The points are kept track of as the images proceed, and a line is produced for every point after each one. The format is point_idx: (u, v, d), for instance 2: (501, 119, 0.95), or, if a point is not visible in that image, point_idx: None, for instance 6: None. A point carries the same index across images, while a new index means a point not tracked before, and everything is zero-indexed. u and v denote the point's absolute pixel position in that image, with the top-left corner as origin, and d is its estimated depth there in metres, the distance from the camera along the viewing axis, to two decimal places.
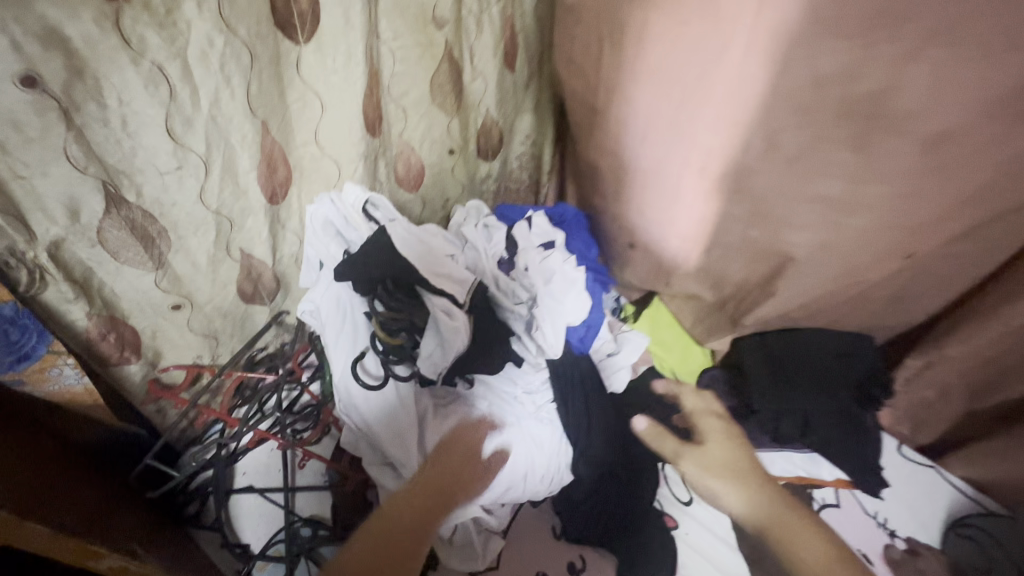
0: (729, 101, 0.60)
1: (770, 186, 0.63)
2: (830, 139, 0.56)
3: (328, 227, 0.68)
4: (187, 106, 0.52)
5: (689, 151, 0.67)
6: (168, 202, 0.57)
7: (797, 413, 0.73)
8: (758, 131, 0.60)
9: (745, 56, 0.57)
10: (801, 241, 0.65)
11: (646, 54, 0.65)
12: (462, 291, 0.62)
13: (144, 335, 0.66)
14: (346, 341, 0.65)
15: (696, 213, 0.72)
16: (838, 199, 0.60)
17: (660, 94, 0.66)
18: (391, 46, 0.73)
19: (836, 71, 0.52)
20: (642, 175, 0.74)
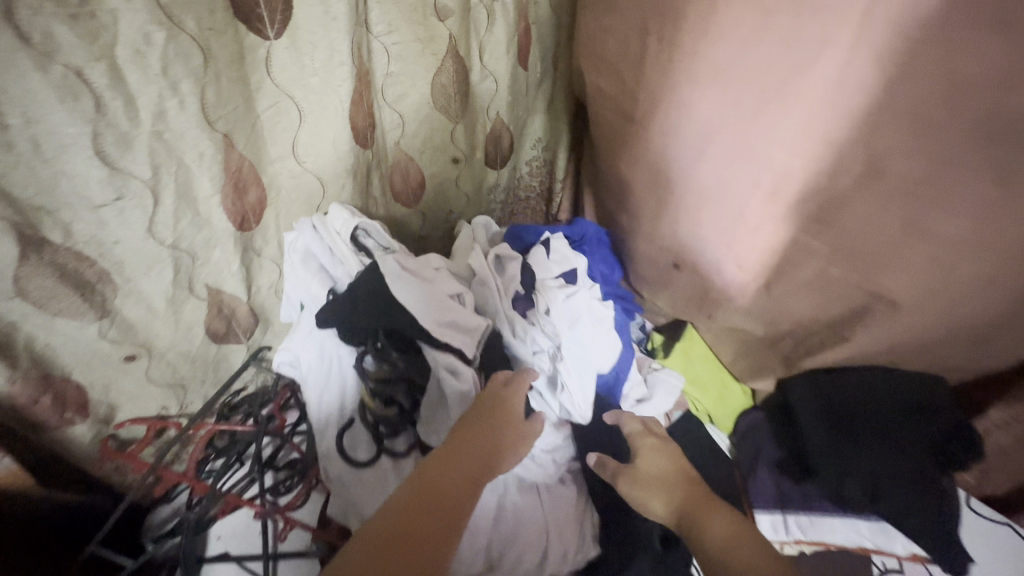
0: (823, 112, 0.49)
1: (865, 224, 0.50)
2: (960, 164, 0.43)
3: (309, 261, 0.57)
4: (120, 121, 0.41)
5: (759, 170, 0.56)
6: (109, 240, 0.46)
7: (863, 474, 0.61)
8: (858, 150, 0.48)
9: (853, 57, 0.45)
10: (895, 291, 0.52)
11: (723, 52, 0.54)
12: (472, 346, 0.52)
13: (94, 391, 0.55)
14: (331, 401, 0.55)
15: (759, 244, 0.60)
16: (960, 243, 0.46)
17: (733, 99, 0.55)
18: (385, 42, 0.62)
19: (981, 75, 0.40)
20: (695, 198, 0.62)
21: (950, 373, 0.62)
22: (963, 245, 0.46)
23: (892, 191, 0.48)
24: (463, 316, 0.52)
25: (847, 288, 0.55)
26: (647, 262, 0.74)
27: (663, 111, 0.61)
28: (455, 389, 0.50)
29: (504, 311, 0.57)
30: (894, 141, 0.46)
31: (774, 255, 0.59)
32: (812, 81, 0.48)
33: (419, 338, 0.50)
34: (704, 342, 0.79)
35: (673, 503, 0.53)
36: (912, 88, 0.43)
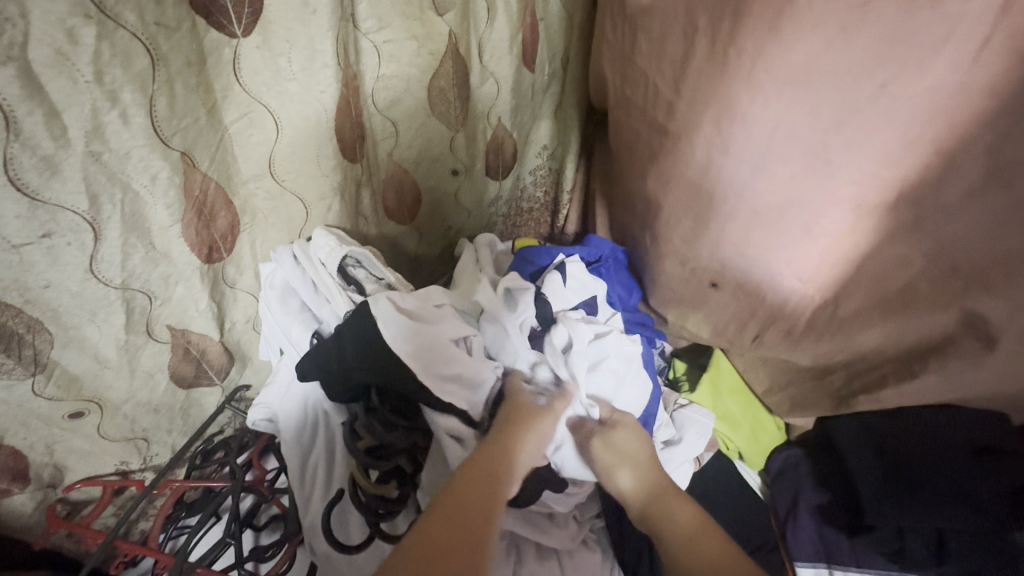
0: (938, 113, 0.41)
1: (972, 239, 0.43)
2: None
3: (289, 298, 0.49)
4: (42, 140, 0.33)
5: (833, 184, 0.48)
6: (37, 284, 0.37)
7: (927, 530, 0.55)
8: (975, 155, 0.40)
9: (982, 53, 0.38)
10: (989, 319, 0.45)
11: (795, 49, 0.45)
12: (478, 406, 0.45)
13: (33, 454, 0.47)
14: (317, 466, 0.47)
15: (825, 260, 0.51)
16: None
17: (815, 97, 0.46)
18: (375, 40, 0.53)
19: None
20: (747, 214, 0.54)
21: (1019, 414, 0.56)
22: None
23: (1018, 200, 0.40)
24: (470, 368, 0.44)
25: (928, 315, 0.48)
26: (671, 286, 0.66)
27: (705, 118, 0.53)
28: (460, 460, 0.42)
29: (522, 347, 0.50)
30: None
31: (839, 276, 0.51)
32: (922, 79, 0.41)
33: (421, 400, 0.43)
34: (731, 369, 0.71)
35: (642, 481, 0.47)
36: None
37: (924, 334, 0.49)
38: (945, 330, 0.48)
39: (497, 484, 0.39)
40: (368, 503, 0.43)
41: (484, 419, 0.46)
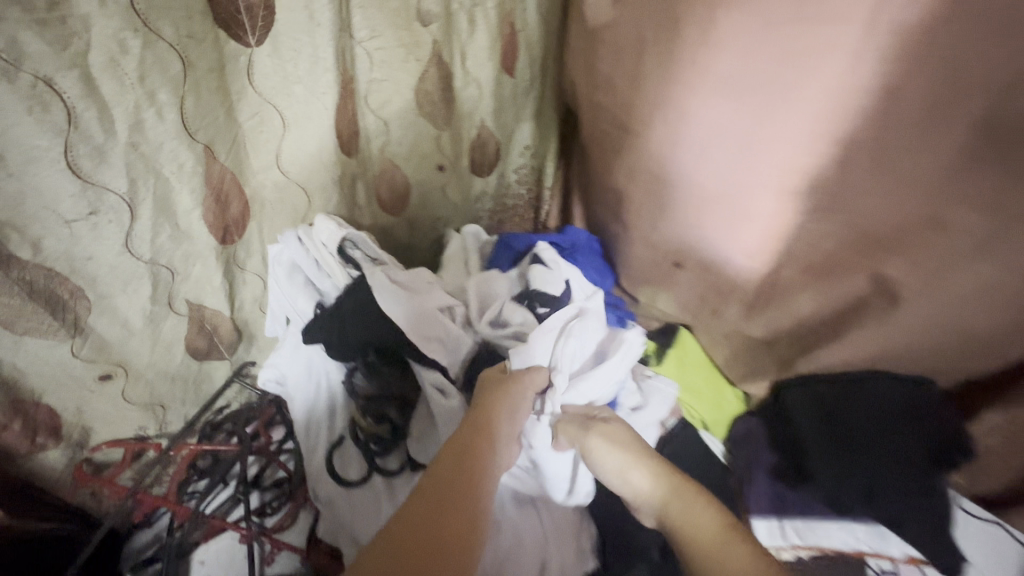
0: (839, 111, 0.48)
1: (876, 214, 0.50)
2: (958, 160, 0.44)
3: (295, 274, 0.55)
4: (94, 131, 0.39)
5: (761, 172, 0.55)
6: (82, 256, 0.44)
7: (859, 478, 0.61)
8: (869, 145, 0.48)
9: (860, 60, 0.45)
10: (898, 279, 0.52)
11: (724, 56, 0.52)
12: (456, 363, 0.51)
13: (66, 414, 0.52)
14: (321, 418, 0.53)
15: (766, 236, 0.58)
16: (969, 236, 0.47)
17: (742, 100, 0.53)
18: (368, 47, 0.60)
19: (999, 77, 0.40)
20: (697, 199, 0.62)
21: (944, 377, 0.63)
22: (984, 241, 0.46)
23: (908, 181, 0.47)
24: (452, 332, 0.51)
25: (848, 279, 0.55)
26: (644, 262, 0.72)
27: (659, 118, 0.60)
28: (444, 408, 0.48)
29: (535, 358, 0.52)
30: (905, 137, 0.46)
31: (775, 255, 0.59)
32: (820, 83, 0.48)
33: (406, 351, 0.49)
34: (698, 346, 0.79)
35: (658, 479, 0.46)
36: (925, 83, 0.43)
37: (846, 297, 0.57)
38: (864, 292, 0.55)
39: (480, 455, 0.43)
40: (365, 442, 0.51)
41: (460, 377, 0.52)
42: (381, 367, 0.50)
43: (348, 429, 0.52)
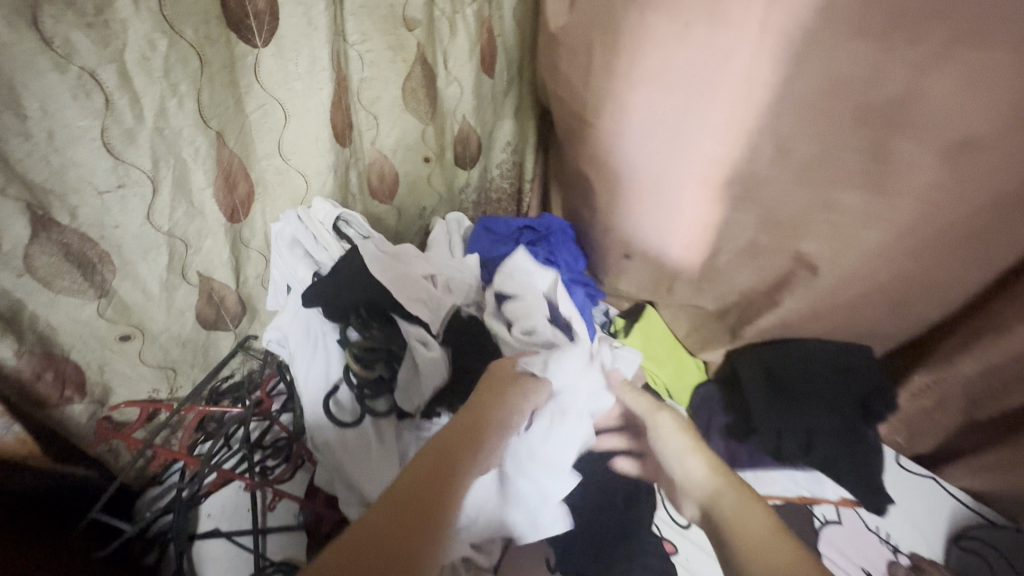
0: (747, 104, 0.56)
1: (782, 197, 0.59)
2: (844, 146, 0.53)
3: (295, 248, 0.62)
4: (126, 116, 0.47)
5: (691, 162, 0.62)
6: (111, 225, 0.51)
7: (799, 429, 0.69)
8: (770, 135, 0.56)
9: (757, 61, 0.53)
10: (813, 254, 0.60)
11: (654, 55, 0.59)
12: (435, 322, 0.58)
13: (90, 371, 0.59)
14: (318, 371, 0.60)
15: (699, 220, 0.66)
16: (855, 210, 0.55)
17: (663, 100, 0.60)
18: (360, 50, 0.68)
19: (855, 74, 0.49)
20: (637, 189, 0.68)
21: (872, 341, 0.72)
22: (871, 213, 0.55)
23: (804, 166, 0.56)
24: (432, 296, 0.60)
25: (774, 256, 0.63)
26: (609, 249, 0.78)
27: (609, 111, 0.64)
28: (425, 356, 0.55)
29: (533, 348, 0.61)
30: (799, 127, 0.54)
31: (709, 240, 0.67)
32: (727, 82, 0.56)
33: (392, 309, 0.57)
34: (660, 320, 0.86)
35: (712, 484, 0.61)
36: (809, 78, 0.52)
37: (776, 271, 0.65)
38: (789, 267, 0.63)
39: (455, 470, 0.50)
40: (358, 388, 0.57)
41: (440, 333, 0.59)
42: (370, 324, 0.58)
43: (342, 377, 0.59)
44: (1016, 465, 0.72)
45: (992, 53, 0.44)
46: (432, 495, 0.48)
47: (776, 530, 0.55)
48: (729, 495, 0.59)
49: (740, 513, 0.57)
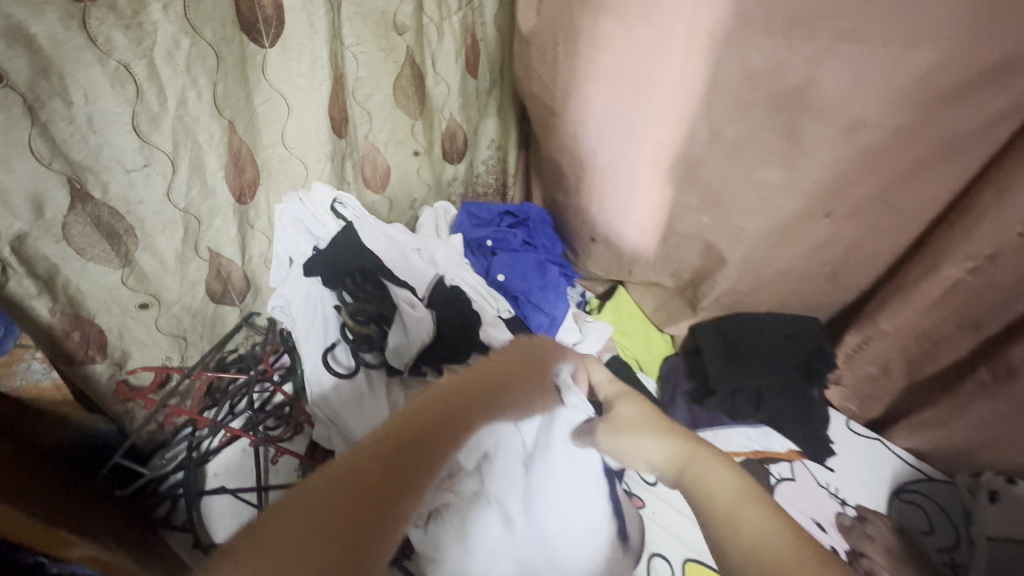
0: (684, 94, 0.65)
1: (719, 174, 0.69)
2: (765, 128, 0.63)
3: (297, 224, 0.70)
4: (153, 105, 0.54)
5: (641, 147, 0.71)
6: (136, 200, 0.58)
7: (750, 390, 0.76)
8: (704, 122, 0.66)
9: (689, 59, 0.62)
10: (747, 227, 0.73)
11: (609, 55, 0.66)
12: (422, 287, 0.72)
13: (112, 335, 0.65)
14: (317, 334, 0.67)
15: (653, 202, 0.77)
16: (776, 184, 0.67)
17: (614, 98, 0.69)
18: (354, 52, 0.76)
19: (767, 67, 0.58)
20: (598, 173, 0.78)
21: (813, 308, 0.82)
22: (788, 187, 0.66)
23: (733, 148, 0.66)
24: (418, 268, 0.73)
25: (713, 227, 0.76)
26: (579, 233, 0.90)
27: (574, 107, 0.73)
28: (411, 315, 0.63)
29: (552, 343, 0.70)
30: (727, 113, 0.63)
31: (663, 219, 0.79)
32: (666, 76, 0.64)
33: (381, 274, 0.67)
34: (631, 300, 0.93)
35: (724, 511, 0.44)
36: (730, 72, 0.60)
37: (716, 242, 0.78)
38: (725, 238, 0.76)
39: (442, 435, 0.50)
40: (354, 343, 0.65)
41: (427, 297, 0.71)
42: (362, 288, 0.66)
43: (340, 337, 0.66)
44: (945, 423, 0.80)
45: (868, 47, 0.53)
46: (421, 450, 0.47)
47: (746, 487, 0.47)
48: (693, 462, 0.50)
49: (702, 476, 0.48)
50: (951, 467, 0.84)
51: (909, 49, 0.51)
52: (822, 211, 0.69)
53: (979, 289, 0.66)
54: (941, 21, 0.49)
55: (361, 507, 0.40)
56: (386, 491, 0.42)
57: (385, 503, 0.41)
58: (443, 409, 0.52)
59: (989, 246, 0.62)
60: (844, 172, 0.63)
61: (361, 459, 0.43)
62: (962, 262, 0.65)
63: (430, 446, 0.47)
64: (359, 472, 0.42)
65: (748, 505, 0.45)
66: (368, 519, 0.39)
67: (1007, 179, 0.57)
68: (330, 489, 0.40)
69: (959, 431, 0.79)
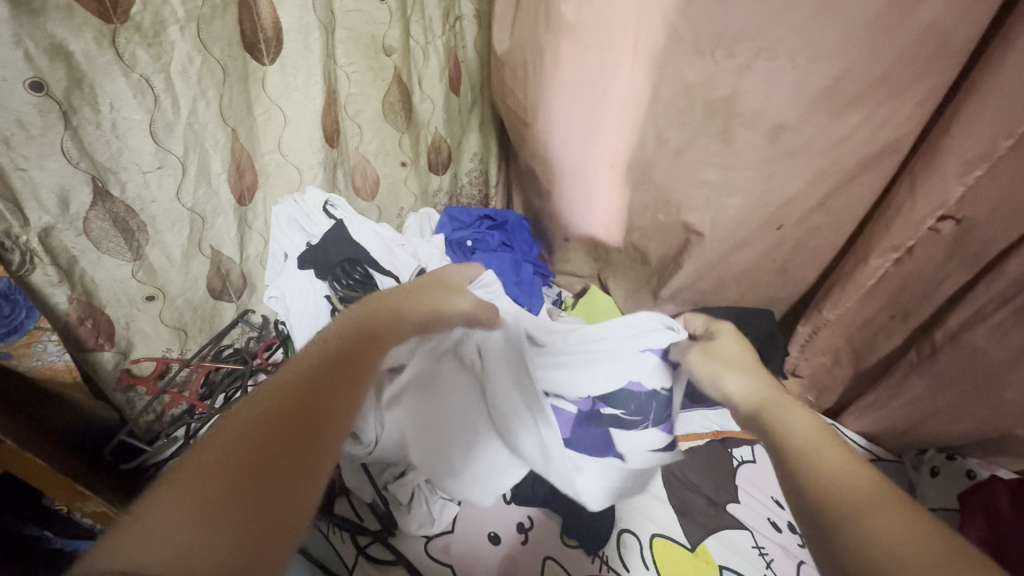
0: (634, 104, 0.74)
1: (670, 176, 0.79)
2: (704, 135, 0.72)
3: (292, 223, 0.82)
4: (169, 113, 0.61)
5: (601, 152, 0.80)
6: (149, 198, 0.65)
7: None
8: (654, 129, 0.74)
9: (637, 73, 0.70)
10: (698, 226, 0.82)
11: (570, 73, 0.74)
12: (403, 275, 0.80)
13: (119, 325, 0.71)
14: (309, 319, 0.74)
15: (614, 202, 0.86)
16: (718, 184, 0.76)
17: (575, 109, 0.77)
18: (347, 71, 0.83)
19: (701, 81, 0.67)
20: (567, 177, 0.85)
21: (758, 297, 0.93)
22: (728, 186, 0.75)
23: (679, 152, 0.75)
24: (403, 262, 0.82)
25: (672, 226, 0.85)
26: (555, 233, 0.98)
27: (542, 118, 0.81)
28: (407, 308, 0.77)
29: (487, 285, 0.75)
30: (673, 120, 0.72)
31: (623, 218, 0.88)
32: (618, 88, 0.73)
33: (368, 264, 0.77)
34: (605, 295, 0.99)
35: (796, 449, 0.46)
36: (671, 85, 0.69)
37: (675, 240, 0.87)
38: (685, 235, 0.85)
39: (364, 353, 0.51)
40: None
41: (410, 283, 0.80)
42: (352, 277, 0.75)
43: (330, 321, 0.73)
44: (888, 405, 0.86)
45: (784, 64, 0.61)
46: (342, 367, 0.48)
47: (825, 434, 0.47)
48: (778, 409, 0.53)
49: (785, 418, 0.51)
50: (896, 447, 0.91)
51: (815, 64, 0.60)
52: (763, 209, 0.77)
53: (902, 277, 0.75)
54: (841, 40, 0.58)
55: (297, 442, 0.40)
56: (318, 425, 0.42)
57: (319, 422, 0.42)
58: (347, 341, 0.52)
59: (907, 238, 0.70)
60: (778, 172, 0.72)
61: (285, 385, 0.44)
62: (887, 255, 0.74)
63: (347, 377, 0.47)
64: (282, 398, 0.42)
65: (826, 446, 0.46)
66: (301, 444, 0.40)
67: (916, 178, 0.65)
68: (263, 415, 0.41)
69: (897, 412, 0.86)
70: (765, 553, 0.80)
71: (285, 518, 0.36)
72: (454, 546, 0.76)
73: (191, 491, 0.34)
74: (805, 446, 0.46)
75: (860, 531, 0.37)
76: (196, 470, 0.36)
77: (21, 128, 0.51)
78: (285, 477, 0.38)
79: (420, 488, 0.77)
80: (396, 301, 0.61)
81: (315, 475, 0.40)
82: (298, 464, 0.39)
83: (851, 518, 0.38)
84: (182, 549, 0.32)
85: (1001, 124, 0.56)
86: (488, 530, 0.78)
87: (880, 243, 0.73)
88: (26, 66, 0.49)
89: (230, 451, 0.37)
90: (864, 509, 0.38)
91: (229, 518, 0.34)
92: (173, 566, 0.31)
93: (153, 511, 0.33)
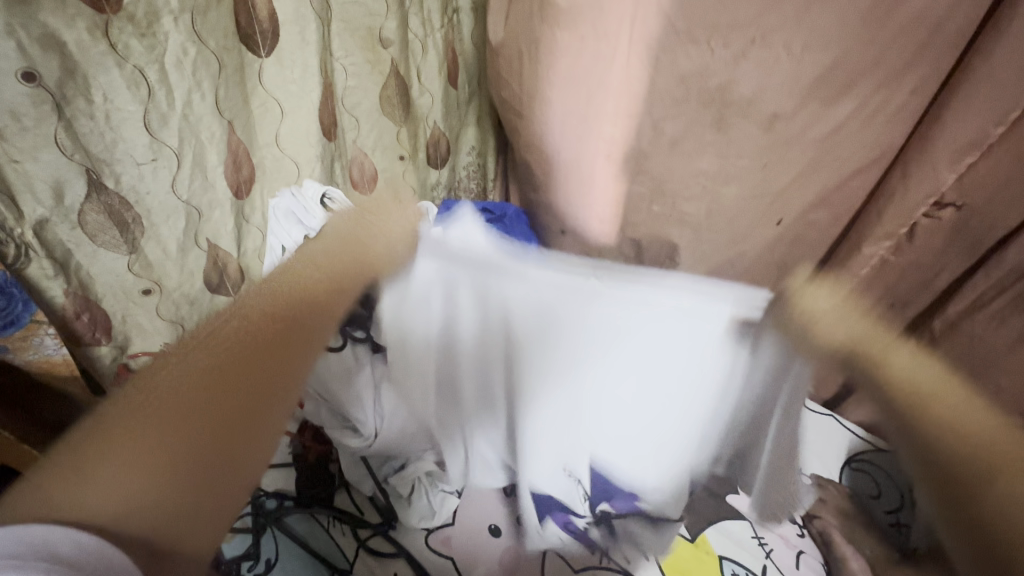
0: (629, 93, 0.67)
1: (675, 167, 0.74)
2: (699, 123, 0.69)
3: (289, 216, 0.79)
4: (163, 104, 0.60)
5: (598, 143, 0.72)
6: (144, 191, 0.64)
7: None
8: None
9: (632, 53, 0.64)
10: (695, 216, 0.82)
11: (564, 61, 0.67)
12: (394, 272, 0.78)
13: (116, 319, 0.71)
14: None
15: (614, 197, 0.78)
16: (713, 172, 0.74)
17: (569, 101, 0.70)
18: (344, 63, 0.83)
19: (693, 69, 0.64)
20: (566, 172, 0.78)
21: None
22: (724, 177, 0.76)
23: (680, 141, 0.71)
24: None
25: None
26: (551, 226, 0.90)
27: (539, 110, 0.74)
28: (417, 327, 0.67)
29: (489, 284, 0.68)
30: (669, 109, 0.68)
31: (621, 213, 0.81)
32: (611, 74, 0.66)
33: None
34: None
35: (909, 401, 0.61)
36: None
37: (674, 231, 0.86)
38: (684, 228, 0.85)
39: (299, 331, 0.58)
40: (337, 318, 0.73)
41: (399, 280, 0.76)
42: None
43: None
44: None
45: (776, 53, 0.61)
46: (279, 343, 0.56)
47: (938, 377, 0.64)
48: (867, 343, 0.68)
49: (887, 357, 0.66)
50: None
51: (805, 53, 0.60)
52: (760, 199, 0.78)
53: None
54: (831, 28, 0.58)
55: (240, 409, 0.51)
56: (263, 394, 0.53)
57: (261, 390, 0.53)
58: (262, 323, 0.57)
59: (903, 223, 0.73)
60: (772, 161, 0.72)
61: (232, 355, 0.54)
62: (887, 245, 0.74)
63: (277, 358, 0.55)
64: (234, 364, 0.53)
65: (944, 389, 0.61)
66: (245, 412, 0.51)
67: None
68: (212, 383, 0.51)
69: None
70: (764, 543, 0.83)
71: (227, 469, 0.49)
72: (454, 539, 0.80)
73: (143, 448, 0.45)
74: (924, 397, 0.60)
75: (1006, 492, 0.51)
76: (143, 432, 0.46)
77: (15, 120, 0.52)
78: (230, 438, 0.50)
79: (421, 481, 0.79)
80: (345, 271, 0.64)
81: (255, 438, 0.51)
82: (236, 427, 0.50)
83: (995, 472, 0.52)
84: (138, 492, 0.43)
85: (993, 109, 0.60)
86: (489, 522, 0.81)
87: (874, 232, 0.76)
88: (18, 56, 0.49)
89: (158, 428, 0.46)
90: (995, 455, 0.53)
91: (180, 470, 0.46)
92: (130, 505, 0.43)
93: (94, 479, 0.43)
